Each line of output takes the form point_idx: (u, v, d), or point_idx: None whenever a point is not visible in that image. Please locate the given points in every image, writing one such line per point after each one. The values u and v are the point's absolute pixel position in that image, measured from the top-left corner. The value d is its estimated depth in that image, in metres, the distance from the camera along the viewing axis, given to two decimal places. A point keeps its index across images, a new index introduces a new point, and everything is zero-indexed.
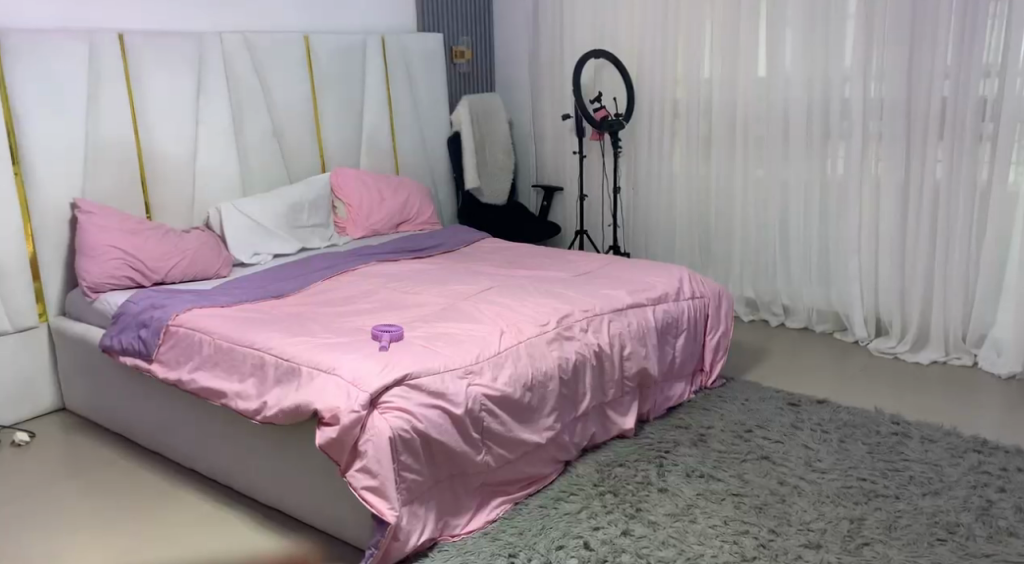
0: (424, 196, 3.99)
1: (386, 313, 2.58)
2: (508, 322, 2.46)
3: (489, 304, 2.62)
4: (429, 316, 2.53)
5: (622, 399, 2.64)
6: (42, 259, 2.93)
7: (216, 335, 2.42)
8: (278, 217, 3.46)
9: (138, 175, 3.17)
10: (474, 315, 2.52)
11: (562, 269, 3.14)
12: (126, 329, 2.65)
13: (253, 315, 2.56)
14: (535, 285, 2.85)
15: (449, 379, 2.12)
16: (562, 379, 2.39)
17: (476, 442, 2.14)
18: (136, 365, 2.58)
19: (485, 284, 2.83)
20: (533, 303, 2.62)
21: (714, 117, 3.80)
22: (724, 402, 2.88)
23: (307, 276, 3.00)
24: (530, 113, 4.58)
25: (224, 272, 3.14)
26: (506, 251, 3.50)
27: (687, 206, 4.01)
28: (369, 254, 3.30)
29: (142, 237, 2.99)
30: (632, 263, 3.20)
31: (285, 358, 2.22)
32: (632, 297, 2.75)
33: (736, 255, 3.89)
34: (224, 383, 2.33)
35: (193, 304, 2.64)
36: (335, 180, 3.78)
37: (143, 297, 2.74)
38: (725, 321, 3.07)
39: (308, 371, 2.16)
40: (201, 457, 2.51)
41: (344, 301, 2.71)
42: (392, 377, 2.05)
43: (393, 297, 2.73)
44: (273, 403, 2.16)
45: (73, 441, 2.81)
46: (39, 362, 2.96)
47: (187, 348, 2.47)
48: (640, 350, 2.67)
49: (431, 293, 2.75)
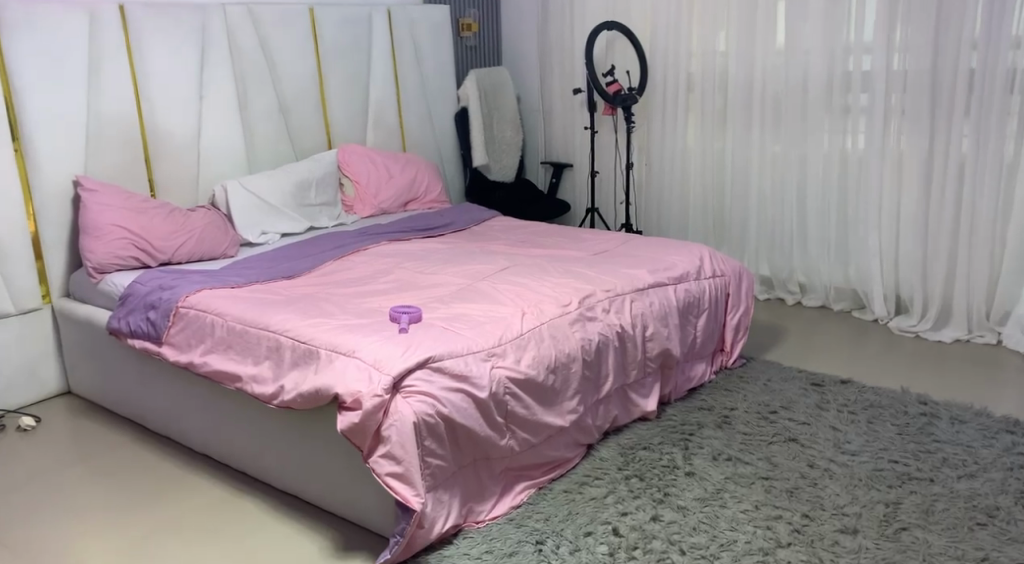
0: (433, 174, 3.90)
1: (401, 293, 2.50)
2: (529, 302, 2.39)
3: (507, 284, 2.54)
4: (445, 297, 2.46)
5: (645, 380, 2.58)
6: (45, 239, 2.84)
7: (229, 317, 2.35)
8: (285, 196, 3.37)
9: (141, 152, 3.07)
10: (492, 295, 2.45)
11: (578, 248, 3.07)
12: (133, 311, 2.57)
13: (266, 296, 2.48)
14: (552, 264, 2.77)
15: (473, 361, 2.06)
16: (585, 360, 2.33)
17: (500, 426, 2.08)
18: (145, 348, 2.51)
19: (501, 263, 2.76)
20: (552, 283, 2.54)
21: (730, 90, 3.71)
22: (746, 383, 2.83)
23: (318, 256, 2.92)
24: (539, 88, 4.48)
25: (231, 252, 3.07)
26: (518, 229, 3.43)
27: (701, 182, 3.93)
28: (379, 233, 3.22)
29: (147, 216, 2.90)
30: (649, 242, 3.13)
31: (302, 340, 2.15)
32: (653, 276, 2.68)
33: (751, 231, 3.81)
34: (238, 367, 2.26)
35: (203, 285, 2.56)
36: (342, 157, 3.69)
37: (150, 278, 2.66)
38: (746, 300, 3.01)
39: (326, 354, 2.09)
40: (213, 443, 2.44)
41: (357, 280, 2.64)
42: (415, 359, 1.98)
43: (408, 277, 2.66)
44: (290, 387, 2.10)
45: (80, 425, 2.74)
46: (43, 345, 2.88)
47: (198, 331, 2.40)
48: (663, 330, 2.60)
49: (446, 273, 2.68)
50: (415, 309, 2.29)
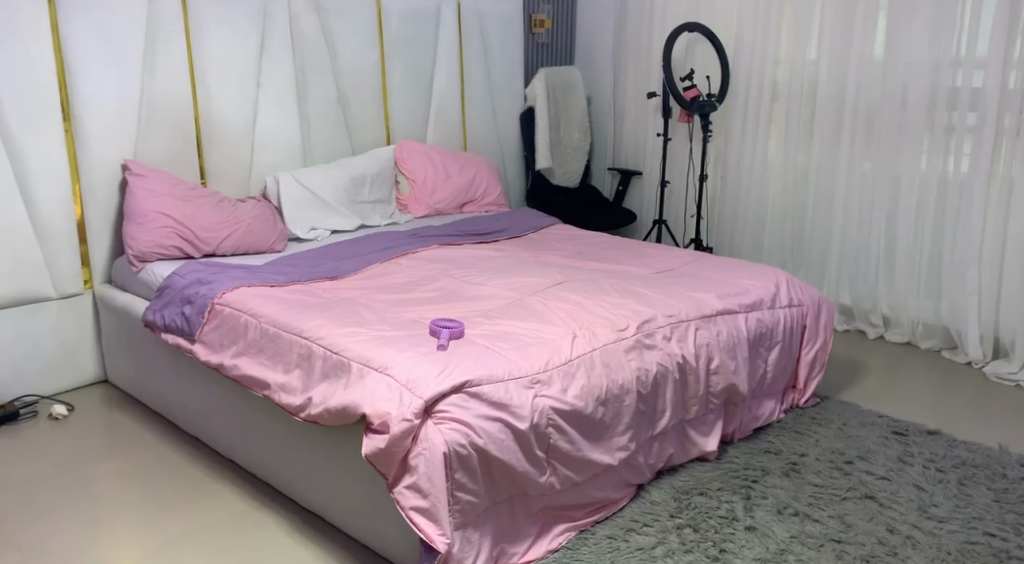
0: (493, 175, 3.73)
1: (444, 304, 2.33)
2: (582, 323, 2.19)
3: (560, 301, 2.34)
4: (491, 311, 2.27)
5: (706, 417, 2.34)
6: (90, 224, 2.77)
7: (263, 319, 2.22)
8: (337, 191, 3.24)
9: (193, 138, 2.98)
10: (543, 313, 2.25)
11: (640, 266, 2.84)
12: (169, 304, 2.47)
13: (304, 298, 2.35)
14: (611, 282, 2.56)
15: (515, 388, 1.87)
16: (640, 392, 2.12)
17: (541, 461, 1.88)
18: (178, 344, 2.40)
19: (555, 277, 2.56)
20: (609, 304, 2.34)
21: (819, 101, 3.42)
22: (819, 426, 2.56)
23: (364, 256, 2.77)
24: (611, 90, 4.25)
25: (277, 247, 2.96)
26: (578, 240, 3.22)
27: (780, 198, 3.65)
28: (430, 236, 3.06)
29: (194, 205, 2.81)
30: (720, 263, 2.89)
31: (334, 350, 2.00)
32: (721, 303, 2.45)
33: (833, 254, 3.52)
34: (267, 372, 2.12)
35: (242, 282, 2.45)
36: (400, 153, 3.54)
37: (189, 270, 2.56)
38: (823, 334, 2.74)
39: (358, 367, 1.93)
40: (239, 449, 2.31)
41: (400, 286, 2.48)
42: (450, 383, 1.80)
43: (454, 286, 2.48)
44: (318, 401, 1.95)
45: (111, 417, 2.67)
46: (82, 331, 2.82)
47: (231, 330, 2.27)
48: (729, 363, 2.37)
49: (495, 284, 2.49)
50: (457, 323, 2.11)
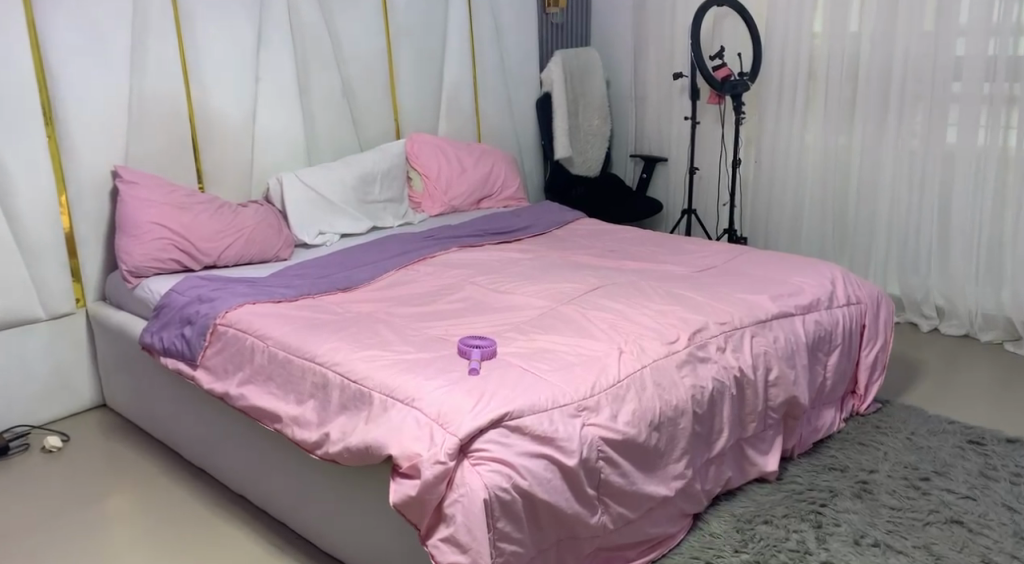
0: (510, 167, 3.49)
1: (470, 318, 2.10)
2: (627, 337, 1.96)
3: (599, 311, 2.11)
4: (523, 324, 2.04)
5: (764, 433, 2.12)
6: (79, 237, 2.55)
7: (271, 341, 1.99)
8: (346, 191, 3.01)
9: (189, 139, 2.75)
10: (582, 325, 2.02)
11: (680, 265, 2.61)
12: (168, 325, 2.25)
13: (316, 315, 2.12)
14: (652, 285, 2.33)
15: (560, 418, 1.64)
16: (696, 413, 1.89)
17: (591, 500, 1.66)
18: (179, 369, 2.18)
19: (591, 281, 2.33)
20: (654, 312, 2.10)
21: (863, 76, 3.16)
22: (885, 436, 2.34)
23: (379, 263, 2.54)
24: (631, 71, 3.99)
25: (283, 254, 2.73)
26: (607, 236, 2.98)
27: (821, 182, 3.39)
28: (448, 238, 2.82)
29: (192, 213, 2.59)
30: (766, 257, 2.65)
31: (352, 378, 1.78)
32: (776, 306, 2.22)
33: (880, 241, 3.27)
34: (278, 403, 1.90)
35: (247, 298, 2.22)
36: (411, 147, 3.30)
37: (189, 286, 2.33)
38: (884, 333, 2.51)
39: (380, 398, 1.71)
40: (250, 485, 2.10)
41: (420, 298, 2.25)
42: (487, 417, 1.57)
43: (480, 296, 2.25)
44: (336, 437, 1.72)
45: (110, 447, 2.45)
46: (76, 354, 2.60)
47: (237, 355, 2.05)
48: (789, 373, 2.14)
49: (525, 292, 2.26)
50: (488, 341, 1.88)
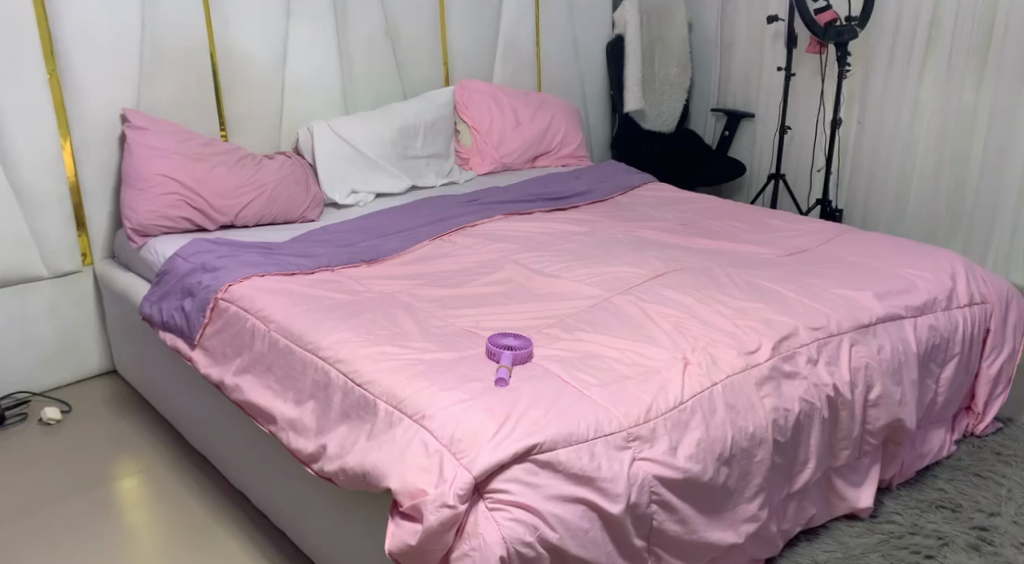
0: (571, 122, 3.10)
1: (506, 306, 1.77)
2: (695, 344, 1.60)
3: (661, 307, 1.75)
4: (567, 320, 1.70)
5: (860, 463, 1.74)
6: (85, 187, 2.31)
7: (272, 325, 1.70)
8: (384, 144, 2.68)
9: (210, 82, 2.46)
10: (639, 325, 1.67)
11: (761, 249, 2.21)
12: (169, 295, 1.99)
13: (328, 295, 1.82)
14: (728, 275, 1.95)
15: (604, 451, 1.30)
16: (776, 442, 1.53)
17: (639, 553, 1.33)
18: (177, 347, 1.92)
19: (655, 267, 1.96)
20: (729, 312, 1.74)
21: (1000, 24, 2.64)
22: (1008, 469, 1.93)
23: (412, 231, 2.23)
24: (717, 14, 3.51)
25: (309, 215, 2.44)
26: (678, 207, 2.59)
27: (936, 150, 2.90)
28: (494, 203, 2.48)
29: (208, 166, 2.31)
30: (868, 242, 2.23)
31: (356, 381, 1.47)
32: (882, 307, 1.82)
33: (1006, 223, 2.79)
34: (274, 401, 1.61)
35: (255, 268, 1.94)
36: (462, 96, 2.95)
37: (195, 251, 2.06)
38: (1013, 340, 2.06)
39: (385, 410, 1.40)
40: (251, 484, 1.85)
41: (451, 279, 1.92)
42: (510, 449, 1.24)
43: (520, 278, 1.91)
44: (333, 453, 1.43)
45: (114, 423, 2.25)
46: (83, 317, 2.39)
47: (236, 337, 1.77)
48: (895, 391, 1.75)
49: (574, 276, 1.91)
50: (522, 343, 1.55)
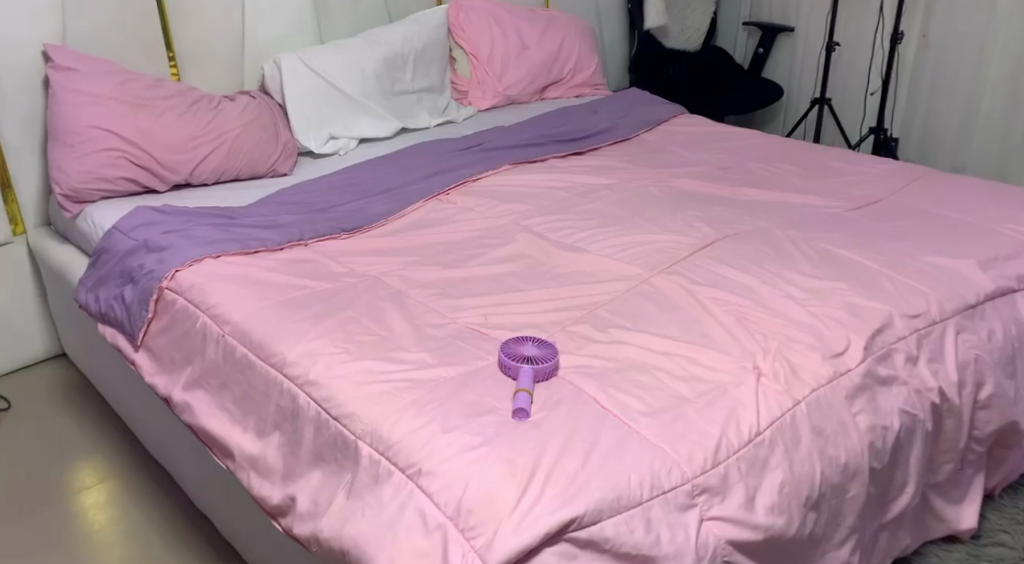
0: (585, 44, 2.67)
1: (520, 292, 1.41)
2: (766, 345, 1.26)
3: (716, 291, 1.40)
4: (597, 312, 1.35)
5: (962, 475, 1.41)
6: (6, 142, 1.91)
7: (228, 328, 1.35)
8: (368, 79, 2.26)
9: (153, 7, 2.02)
10: (691, 319, 1.32)
11: (822, 202, 1.84)
12: (107, 281, 1.63)
13: (298, 281, 1.46)
14: (790, 242, 1.59)
15: (664, 518, 0.97)
16: (872, 470, 1.20)
17: None
18: (118, 345, 1.57)
19: (704, 234, 1.60)
20: (802, 297, 1.39)
21: None
22: None
23: (404, 190, 1.85)
24: None
25: (280, 169, 2.05)
26: (718, 147, 2.21)
27: (1013, 71, 2.47)
28: (499, 148, 2.09)
29: (153, 113, 1.91)
30: (954, 188, 1.85)
31: (332, 413, 1.13)
32: (990, 281, 1.46)
33: None
34: (231, 428, 1.27)
35: (209, 246, 1.57)
36: (458, 15, 2.51)
37: (137, 223, 1.68)
38: None
39: (368, 458, 1.06)
40: (216, 510, 1.54)
41: (452, 254, 1.56)
42: (539, 527, 0.91)
43: (537, 252, 1.55)
44: (304, 511, 1.10)
45: (61, 421, 1.93)
46: (19, 295, 2.04)
47: (184, 340, 1.42)
48: (1009, 387, 1.40)
49: (603, 248, 1.54)
50: (543, 353, 1.20)
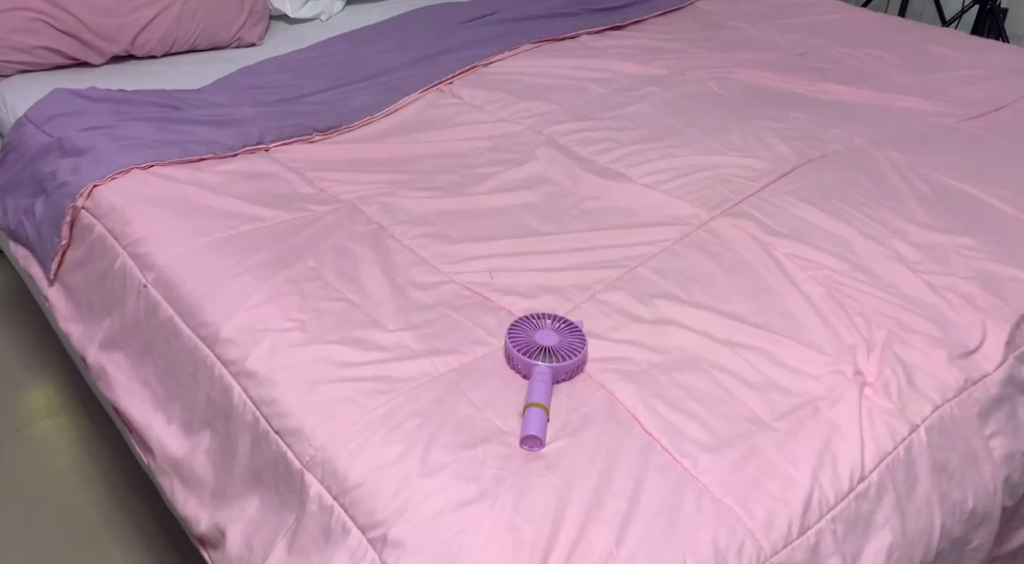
0: None
1: (538, 237, 1.08)
2: (869, 338, 0.92)
3: (798, 249, 1.05)
4: (637, 271, 1.02)
5: None
6: None
7: (153, 276, 1.02)
8: None
9: None
10: (764, 292, 0.99)
11: (928, 106, 1.44)
12: (17, 189, 1.28)
13: (248, 210, 1.12)
14: (892, 170, 1.22)
15: None
16: (1003, 509, 0.89)
17: None
18: (31, 274, 1.25)
19: (781, 156, 1.24)
20: (913, 261, 1.04)
21: None
22: None
23: (396, 77, 1.47)
24: None
25: (246, 39, 1.66)
26: (795, 24, 1.77)
27: None
28: (519, 20, 1.67)
29: None
30: None
31: (273, 422, 0.82)
32: None
33: None
34: (154, 414, 0.96)
35: (138, 150, 1.21)
36: None
37: (52, 113, 1.32)
38: None
39: (318, 502, 0.75)
40: None
41: (451, 175, 1.22)
42: None
43: (562, 177, 1.20)
44: (236, 555, 0.81)
45: None
46: None
47: (103, 283, 1.10)
48: None
49: (647, 174, 1.20)
50: (563, 343, 0.87)
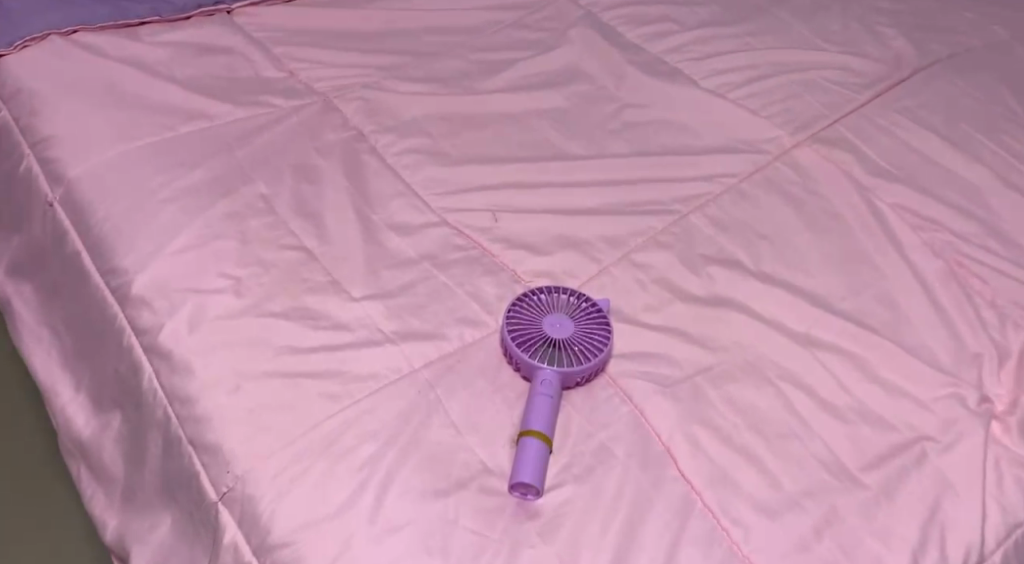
0: None
1: (561, 164, 0.82)
2: (998, 346, 0.69)
3: (910, 201, 0.79)
4: (688, 221, 0.77)
5: None
6: None
7: (60, 192, 0.79)
8: None
9: None
10: (857, 263, 0.74)
11: None
12: None
13: (190, 104, 0.86)
14: None
15: None
16: None
17: None
18: None
19: (889, 61, 0.94)
20: None
21: None
22: None
23: None
24: None
25: None
26: None
27: None
28: None
29: None
30: None
31: (186, 429, 0.61)
32: None
33: None
34: (61, 375, 0.76)
35: (56, 7, 0.93)
36: None
37: None
38: None
39: (234, 553, 0.55)
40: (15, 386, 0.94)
41: (456, 61, 0.94)
42: None
43: (602, 73, 0.92)
44: None
45: None
46: None
47: (8, 190, 0.86)
48: None
49: (714, 74, 0.91)
50: (579, 337, 0.64)
